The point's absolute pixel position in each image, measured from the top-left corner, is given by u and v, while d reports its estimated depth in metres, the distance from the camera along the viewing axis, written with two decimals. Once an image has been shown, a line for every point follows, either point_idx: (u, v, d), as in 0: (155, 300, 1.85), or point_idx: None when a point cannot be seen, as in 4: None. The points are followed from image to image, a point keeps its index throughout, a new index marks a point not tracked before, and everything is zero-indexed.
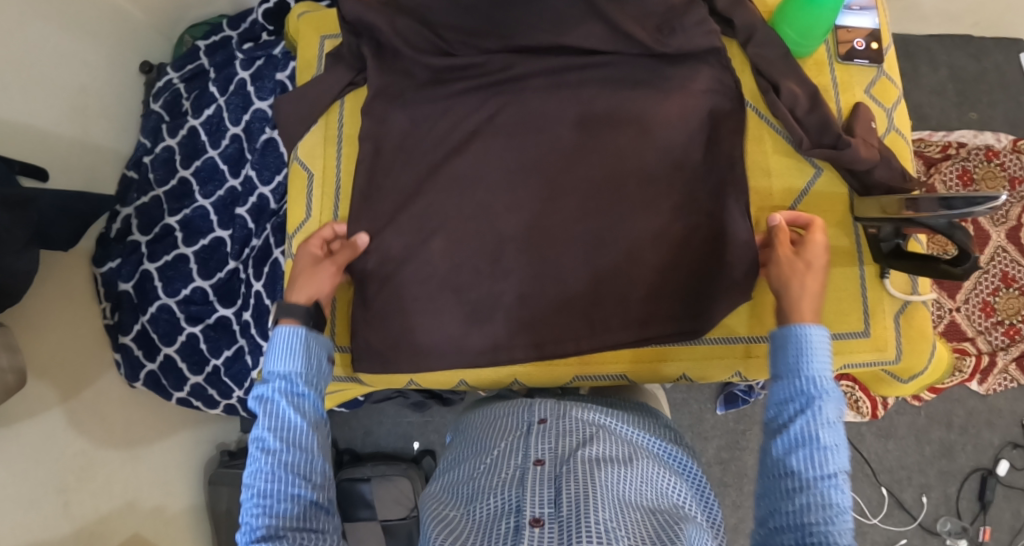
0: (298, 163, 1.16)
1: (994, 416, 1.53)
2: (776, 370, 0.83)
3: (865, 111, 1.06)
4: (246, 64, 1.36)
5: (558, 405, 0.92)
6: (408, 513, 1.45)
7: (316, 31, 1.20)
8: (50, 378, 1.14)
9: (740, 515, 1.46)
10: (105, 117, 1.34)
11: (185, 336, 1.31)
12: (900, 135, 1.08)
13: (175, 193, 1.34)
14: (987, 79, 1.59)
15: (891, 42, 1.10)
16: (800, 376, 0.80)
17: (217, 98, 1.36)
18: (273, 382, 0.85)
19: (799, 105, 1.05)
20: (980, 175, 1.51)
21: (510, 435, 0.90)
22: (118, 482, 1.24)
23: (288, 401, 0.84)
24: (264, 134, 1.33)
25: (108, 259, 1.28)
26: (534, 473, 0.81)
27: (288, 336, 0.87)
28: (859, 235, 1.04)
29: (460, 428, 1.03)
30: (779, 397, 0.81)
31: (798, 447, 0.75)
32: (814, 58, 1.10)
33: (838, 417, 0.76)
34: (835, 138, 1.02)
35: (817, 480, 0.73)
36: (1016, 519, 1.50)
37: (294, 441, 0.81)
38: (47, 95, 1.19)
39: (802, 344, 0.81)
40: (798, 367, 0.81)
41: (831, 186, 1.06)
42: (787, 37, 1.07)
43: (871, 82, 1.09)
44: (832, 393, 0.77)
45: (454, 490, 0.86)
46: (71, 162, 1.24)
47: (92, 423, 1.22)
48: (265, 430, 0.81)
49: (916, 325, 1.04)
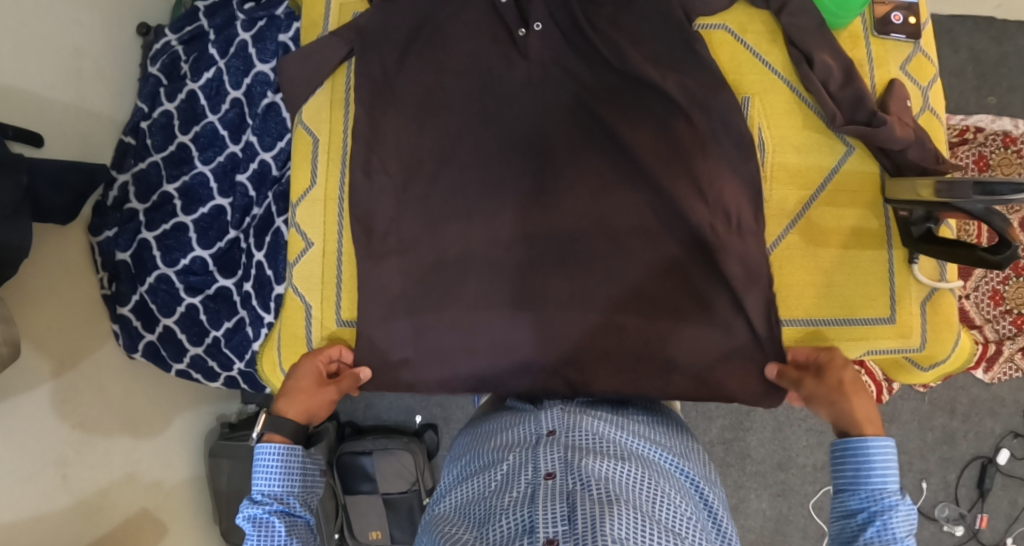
0: (302, 127, 1.09)
1: (997, 405, 1.52)
2: (837, 480, 0.82)
3: (900, 89, 1.01)
4: (247, 25, 1.29)
5: (567, 415, 0.90)
6: (408, 487, 1.44)
7: None
8: (47, 351, 1.11)
9: (741, 495, 1.46)
10: (100, 80, 1.29)
11: (184, 307, 1.28)
12: (935, 115, 1.04)
13: (174, 158, 1.29)
14: (1009, 62, 1.55)
15: (928, 16, 1.05)
16: (866, 487, 0.79)
17: (217, 61, 1.30)
18: (265, 504, 0.85)
19: (832, 80, 0.99)
20: (996, 161, 1.50)
21: (520, 447, 0.88)
22: (117, 455, 1.22)
23: (283, 522, 0.84)
24: (265, 99, 1.27)
25: (106, 228, 1.25)
26: (545, 489, 0.79)
27: (280, 454, 0.87)
28: (888, 216, 1.02)
29: (462, 440, 1.01)
30: (844, 508, 0.81)
31: None
32: (849, 30, 1.04)
33: (907, 530, 0.76)
34: (870, 114, 0.97)
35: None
36: (1012, 507, 1.51)
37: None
38: (40, 57, 1.14)
39: (872, 455, 0.79)
40: (862, 482, 0.79)
41: (862, 164, 1.02)
42: (825, 6, 0.99)
43: (907, 58, 1.04)
44: (900, 509, 0.76)
45: (467, 510, 0.85)
46: (67, 128, 1.20)
47: (92, 393, 1.20)
48: None
49: (943, 312, 1.01)
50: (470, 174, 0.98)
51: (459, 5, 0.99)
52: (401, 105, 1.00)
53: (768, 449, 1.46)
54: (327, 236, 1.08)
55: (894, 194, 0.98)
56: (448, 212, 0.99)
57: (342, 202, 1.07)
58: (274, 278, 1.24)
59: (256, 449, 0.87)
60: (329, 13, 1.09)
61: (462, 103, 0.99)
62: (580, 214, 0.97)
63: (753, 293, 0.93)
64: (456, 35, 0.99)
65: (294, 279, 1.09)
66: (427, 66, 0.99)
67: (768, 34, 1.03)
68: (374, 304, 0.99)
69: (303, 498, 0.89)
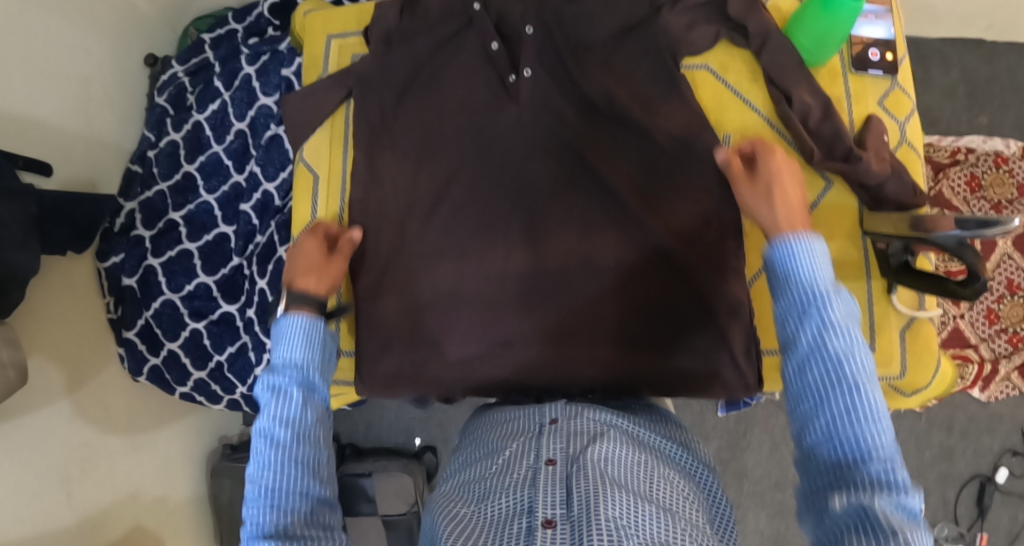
0: (304, 164, 1.11)
1: (995, 423, 1.52)
2: (774, 291, 0.77)
3: (877, 124, 1.01)
4: (251, 59, 1.33)
5: (570, 406, 0.92)
6: (407, 508, 1.46)
7: (323, 31, 1.12)
8: (52, 370, 1.14)
9: (739, 515, 1.47)
10: (109, 110, 1.33)
11: (188, 331, 1.31)
12: (912, 148, 1.04)
13: (179, 186, 1.32)
14: (999, 82, 1.56)
15: (906, 52, 1.06)
16: (795, 285, 0.74)
17: (222, 93, 1.33)
18: (287, 373, 0.81)
19: (812, 114, 0.98)
20: (988, 181, 1.52)
21: (521, 437, 0.89)
22: (120, 474, 1.25)
23: (301, 394, 0.81)
24: (269, 130, 1.30)
25: (112, 254, 1.29)
26: (547, 473, 0.80)
27: (303, 327, 0.85)
28: (867, 248, 1.02)
29: (469, 430, 1.01)
30: (782, 316, 0.75)
31: (811, 362, 0.70)
32: (828, 67, 1.04)
33: (849, 317, 0.71)
34: (846, 151, 0.96)
35: (839, 392, 0.67)
36: (1013, 525, 1.50)
37: (302, 435, 0.79)
38: (49, 89, 1.18)
39: (796, 255, 0.75)
40: (795, 279, 0.74)
41: (840, 198, 1.02)
42: (800, 44, 0.99)
43: (884, 93, 1.04)
44: (834, 296, 0.71)
45: (467, 488, 0.86)
46: (76, 157, 1.24)
47: (96, 414, 1.22)
48: (273, 423, 0.78)
49: (923, 340, 1.02)
50: (460, 203, 1.00)
51: (451, 38, 1.02)
52: (394, 138, 1.03)
53: (765, 468, 1.46)
54: None
55: (871, 227, 0.98)
56: (439, 243, 1.01)
57: None
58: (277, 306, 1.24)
59: (280, 321, 0.85)
60: (329, 57, 1.11)
61: (451, 135, 1.01)
62: (571, 240, 0.97)
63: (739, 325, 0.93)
64: (446, 68, 1.02)
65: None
66: (419, 100, 1.02)
67: (748, 73, 1.02)
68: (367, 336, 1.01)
69: (323, 372, 0.86)
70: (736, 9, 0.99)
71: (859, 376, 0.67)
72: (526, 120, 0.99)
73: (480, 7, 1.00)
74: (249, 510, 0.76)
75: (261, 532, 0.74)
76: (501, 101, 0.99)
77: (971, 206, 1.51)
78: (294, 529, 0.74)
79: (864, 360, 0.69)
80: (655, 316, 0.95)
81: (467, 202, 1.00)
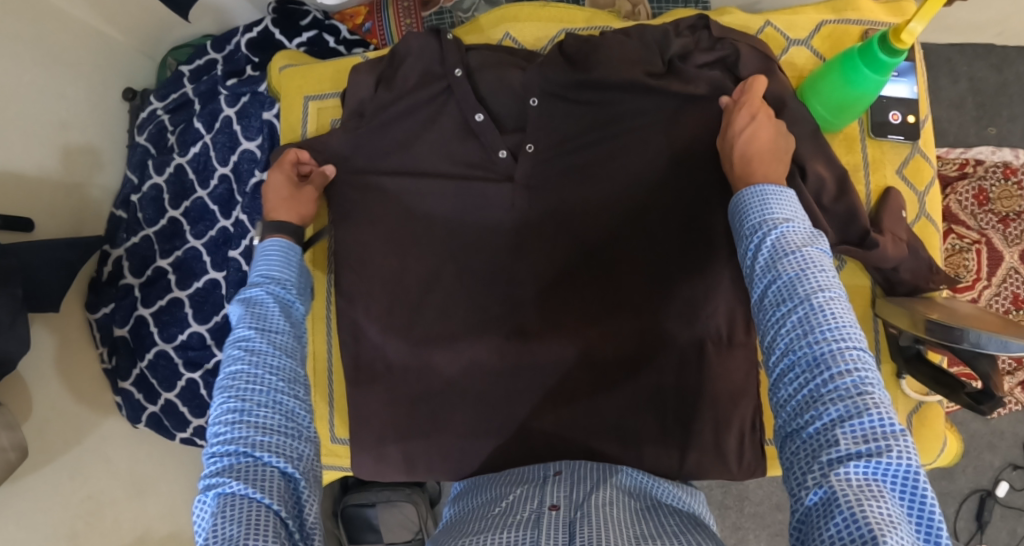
0: None
1: (996, 438, 1.52)
2: (739, 229, 0.76)
3: (897, 197, 0.97)
4: (230, 100, 1.28)
5: (573, 461, 0.90)
6: (413, 536, 1.48)
7: (299, 91, 1.10)
8: (52, 434, 1.13)
9: (740, 536, 1.48)
10: (91, 152, 1.28)
11: (184, 381, 1.29)
12: (931, 222, 1.00)
13: (165, 232, 1.30)
14: (1009, 91, 1.52)
15: (927, 114, 1.01)
16: (751, 221, 0.73)
17: (203, 135, 1.29)
18: (259, 285, 0.81)
19: (825, 192, 0.91)
20: (996, 194, 1.47)
21: (525, 484, 0.87)
22: (127, 521, 1.24)
23: (272, 303, 0.80)
24: (253, 177, 1.26)
25: (102, 305, 1.26)
26: (549, 518, 0.77)
27: (281, 247, 0.86)
28: (878, 329, 0.98)
29: (472, 480, 0.94)
30: (745, 251, 0.73)
31: (772, 283, 0.67)
32: (844, 133, 1.00)
33: (805, 241, 0.68)
34: (861, 235, 0.91)
35: (796, 305, 0.64)
36: (1012, 537, 1.51)
37: (273, 343, 0.76)
38: (27, 140, 1.13)
39: (754, 198, 0.74)
40: (754, 216, 0.73)
41: (854, 277, 0.99)
42: (818, 114, 0.95)
43: (904, 160, 1.00)
44: (789, 228, 0.70)
45: (463, 528, 0.81)
46: (58, 206, 1.20)
47: (98, 466, 1.21)
48: (241, 329, 0.77)
49: (929, 422, 0.98)
50: (458, 271, 0.98)
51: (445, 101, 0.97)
52: (388, 206, 0.99)
53: (766, 491, 1.47)
54: (318, 351, 1.09)
55: (885, 314, 0.93)
56: (440, 313, 0.99)
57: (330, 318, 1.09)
58: None
59: (258, 246, 0.87)
60: (306, 119, 1.09)
61: (446, 202, 0.98)
62: (570, 312, 0.97)
63: (741, 404, 0.94)
64: (441, 133, 0.98)
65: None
66: (412, 164, 0.99)
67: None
68: (370, 413, 1.00)
69: (301, 293, 0.85)
70: (748, 70, 0.93)
71: (816, 292, 0.64)
72: (519, 198, 0.96)
73: (461, 74, 0.95)
74: (214, 424, 0.72)
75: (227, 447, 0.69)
76: (499, 167, 0.96)
77: (977, 220, 1.47)
78: (266, 438, 0.70)
79: (824, 277, 0.65)
80: (658, 387, 0.94)
81: (465, 271, 0.98)
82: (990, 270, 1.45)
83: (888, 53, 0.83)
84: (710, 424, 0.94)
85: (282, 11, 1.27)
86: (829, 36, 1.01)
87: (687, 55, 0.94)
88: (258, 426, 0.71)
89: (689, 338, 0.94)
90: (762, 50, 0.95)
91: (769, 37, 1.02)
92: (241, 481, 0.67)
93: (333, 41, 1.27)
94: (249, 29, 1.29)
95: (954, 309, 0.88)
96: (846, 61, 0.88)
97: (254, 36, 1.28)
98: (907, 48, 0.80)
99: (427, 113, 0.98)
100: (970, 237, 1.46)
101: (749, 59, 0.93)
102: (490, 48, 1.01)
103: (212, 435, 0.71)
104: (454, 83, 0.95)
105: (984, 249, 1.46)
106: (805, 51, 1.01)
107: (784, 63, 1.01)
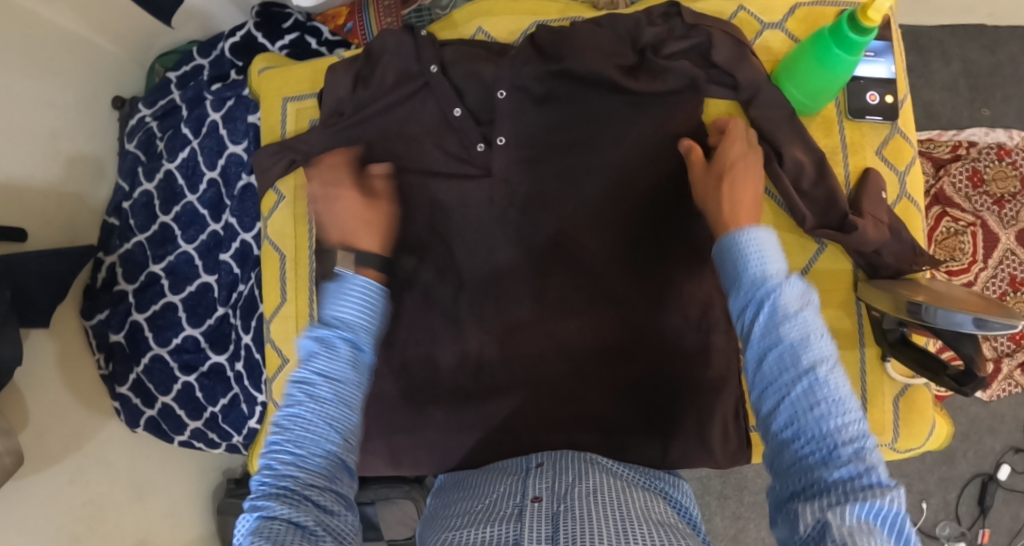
0: (270, 243, 1.08)
1: (996, 422, 1.51)
2: (728, 279, 0.71)
3: (876, 179, 0.96)
4: (216, 105, 1.29)
5: (556, 451, 0.90)
6: (412, 532, 1.49)
7: (278, 93, 1.11)
8: (51, 441, 1.14)
9: (740, 525, 1.48)
10: (81, 161, 1.29)
11: (181, 384, 1.31)
12: (913, 203, 0.99)
13: (157, 238, 1.30)
14: (1001, 71, 1.51)
15: (907, 92, 1.00)
16: (745, 277, 0.69)
17: (191, 140, 1.30)
18: (344, 328, 0.72)
19: (804, 176, 0.92)
20: (991, 175, 1.46)
21: (509, 478, 0.87)
22: (128, 524, 1.25)
23: (349, 348, 0.71)
24: (241, 180, 1.27)
25: (97, 311, 1.27)
26: (532, 510, 0.77)
27: (370, 289, 0.77)
28: (862, 314, 0.97)
29: (454, 474, 0.96)
30: (738, 307, 0.69)
31: (769, 350, 0.63)
32: (822, 115, 0.99)
33: (802, 306, 0.64)
34: (840, 219, 0.92)
35: (797, 380, 0.61)
36: (1014, 521, 1.51)
37: (341, 393, 0.69)
38: (17, 151, 1.14)
39: (743, 248, 0.71)
40: (743, 272, 0.69)
41: (835, 262, 0.97)
42: (793, 97, 0.94)
43: (884, 141, 0.99)
44: (783, 288, 0.65)
45: (447, 520, 0.82)
46: (51, 216, 1.21)
47: (97, 471, 1.22)
48: (312, 371, 0.69)
49: (917, 406, 0.97)
50: (439, 267, 0.99)
51: (424, 97, 0.98)
52: None
53: (765, 479, 1.47)
54: None
55: (867, 297, 0.93)
56: (429, 310, 0.99)
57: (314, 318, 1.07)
58: (264, 361, 1.25)
59: (348, 274, 0.78)
60: (286, 120, 1.10)
61: (427, 198, 0.98)
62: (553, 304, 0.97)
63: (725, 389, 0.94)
64: (422, 130, 0.98)
65: (272, 396, 1.06)
66: (392, 162, 0.99)
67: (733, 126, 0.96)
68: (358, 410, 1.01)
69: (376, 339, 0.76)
70: (723, 57, 0.93)
71: (817, 365, 0.61)
72: (498, 193, 0.97)
73: (436, 70, 0.96)
74: (269, 453, 0.66)
75: (279, 478, 0.64)
76: (480, 161, 0.97)
77: (973, 202, 1.45)
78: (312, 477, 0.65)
79: (824, 346, 0.62)
80: (642, 375, 0.95)
81: (448, 265, 0.99)
82: (986, 253, 1.43)
83: (859, 33, 0.82)
84: (695, 411, 0.94)
85: (264, 14, 1.28)
86: (805, 19, 1.00)
87: (661, 43, 0.94)
88: (296, 476, 0.64)
89: (673, 327, 0.94)
90: (736, 35, 0.94)
91: (742, 23, 1.01)
92: (287, 509, 0.62)
93: (315, 43, 1.28)
94: (233, 34, 1.30)
95: (936, 290, 0.88)
96: (818, 42, 0.87)
97: (238, 39, 1.28)
98: (876, 25, 0.80)
99: (405, 110, 0.98)
100: (966, 220, 1.44)
101: (722, 45, 0.93)
102: (465, 43, 1.01)
103: (261, 465, 0.66)
104: (430, 81, 0.96)
105: (979, 232, 1.44)
106: (780, 34, 1.00)
107: (757, 48, 1.00)
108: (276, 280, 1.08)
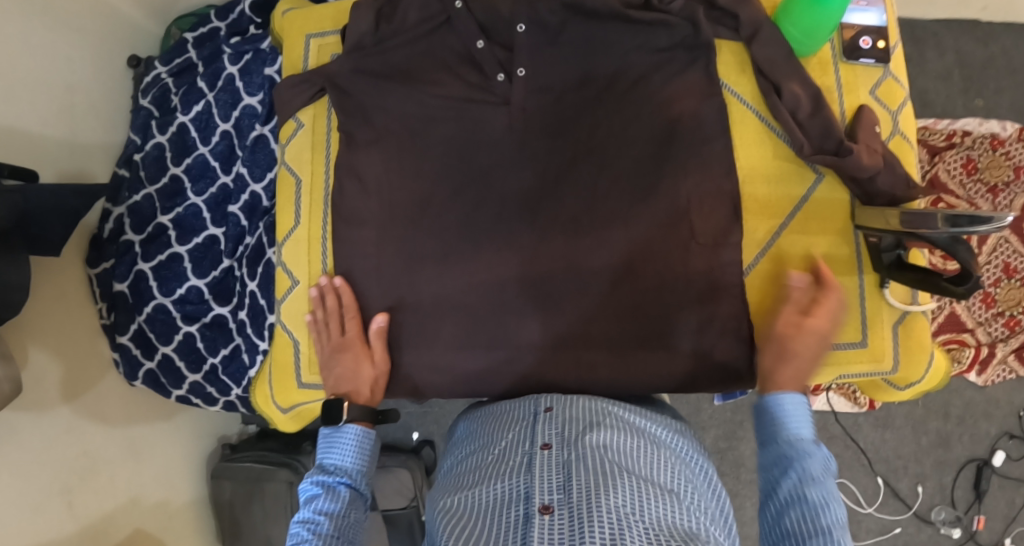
0: (286, 168, 1.09)
1: (992, 407, 1.52)
2: (762, 461, 0.85)
3: (869, 115, 1.00)
4: (234, 58, 1.33)
5: (564, 396, 0.90)
6: (408, 503, 1.45)
7: (300, 31, 1.14)
8: (50, 382, 1.13)
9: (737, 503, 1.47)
10: (94, 114, 1.30)
11: (182, 334, 1.30)
12: (905, 138, 1.03)
13: (166, 191, 1.31)
14: (995, 65, 1.56)
15: (897, 40, 1.04)
16: (783, 440, 0.83)
17: (206, 94, 1.33)
18: (337, 475, 0.90)
19: (802, 109, 0.96)
20: (984, 164, 1.50)
21: (518, 425, 0.87)
22: (121, 479, 1.23)
23: (340, 487, 0.88)
24: (254, 131, 1.31)
25: (102, 260, 1.27)
26: (542, 457, 0.79)
27: (360, 435, 0.93)
28: (860, 244, 0.99)
29: (472, 418, 0.97)
30: (768, 466, 0.83)
31: (790, 507, 0.77)
32: (818, 57, 1.02)
33: (826, 473, 0.78)
34: (837, 144, 0.95)
35: (814, 536, 0.74)
36: (1010, 507, 1.51)
37: (342, 526, 0.84)
38: (34, 94, 1.15)
39: (784, 408, 0.84)
40: (782, 436, 0.83)
41: (831, 193, 0.99)
42: (791, 35, 0.98)
43: (877, 82, 1.02)
44: (813, 454, 0.79)
45: (464, 472, 0.85)
46: (63, 163, 1.21)
47: (92, 419, 1.21)
48: (315, 510, 0.85)
49: (916, 336, 0.99)
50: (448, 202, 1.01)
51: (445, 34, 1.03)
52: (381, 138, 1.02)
53: None
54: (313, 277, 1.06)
55: (863, 221, 0.96)
56: (438, 242, 1.01)
57: (325, 241, 1.06)
58: (268, 308, 1.27)
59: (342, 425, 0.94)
60: (308, 53, 1.12)
61: (439, 133, 1.01)
62: (560, 237, 0.99)
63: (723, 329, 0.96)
64: (438, 67, 1.02)
65: (282, 317, 1.09)
66: (406, 99, 1.02)
67: (736, 64, 0.99)
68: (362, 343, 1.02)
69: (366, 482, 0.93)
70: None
71: (832, 526, 0.74)
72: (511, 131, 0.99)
73: (460, 6, 1.01)
74: None
75: None
76: (499, 90, 1.00)
77: (966, 189, 1.49)
78: None
79: (840, 512, 0.75)
80: (642, 307, 0.97)
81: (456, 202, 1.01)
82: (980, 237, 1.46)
83: None
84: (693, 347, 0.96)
85: None
86: None
87: None
88: None
89: (677, 261, 0.96)
90: None
91: None
92: None
93: None
94: None
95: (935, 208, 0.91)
96: None
97: None
98: None
99: (426, 46, 1.03)
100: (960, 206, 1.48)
101: None
102: None
103: None
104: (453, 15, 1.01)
105: None
106: None
107: None
108: (290, 204, 1.07)
